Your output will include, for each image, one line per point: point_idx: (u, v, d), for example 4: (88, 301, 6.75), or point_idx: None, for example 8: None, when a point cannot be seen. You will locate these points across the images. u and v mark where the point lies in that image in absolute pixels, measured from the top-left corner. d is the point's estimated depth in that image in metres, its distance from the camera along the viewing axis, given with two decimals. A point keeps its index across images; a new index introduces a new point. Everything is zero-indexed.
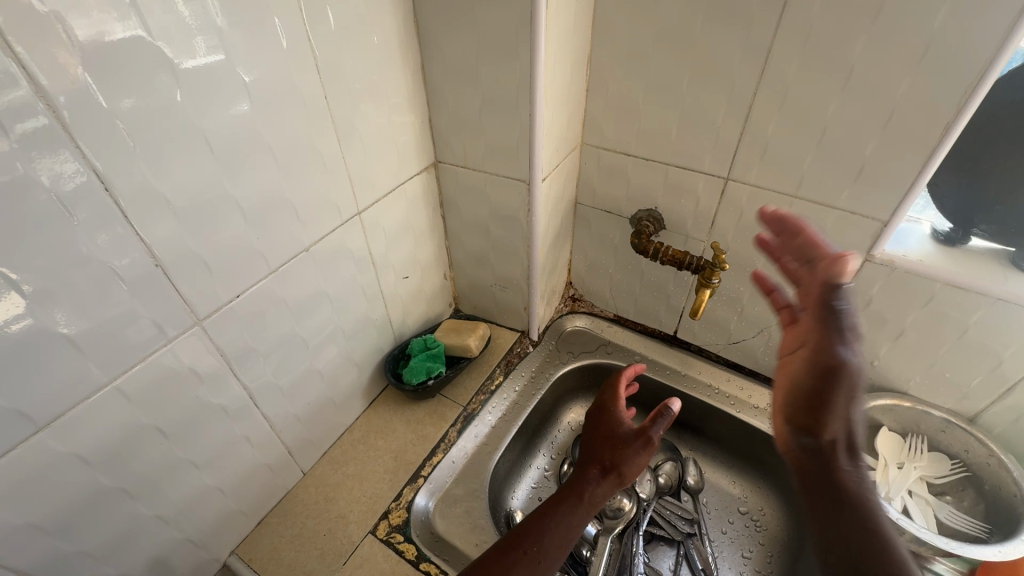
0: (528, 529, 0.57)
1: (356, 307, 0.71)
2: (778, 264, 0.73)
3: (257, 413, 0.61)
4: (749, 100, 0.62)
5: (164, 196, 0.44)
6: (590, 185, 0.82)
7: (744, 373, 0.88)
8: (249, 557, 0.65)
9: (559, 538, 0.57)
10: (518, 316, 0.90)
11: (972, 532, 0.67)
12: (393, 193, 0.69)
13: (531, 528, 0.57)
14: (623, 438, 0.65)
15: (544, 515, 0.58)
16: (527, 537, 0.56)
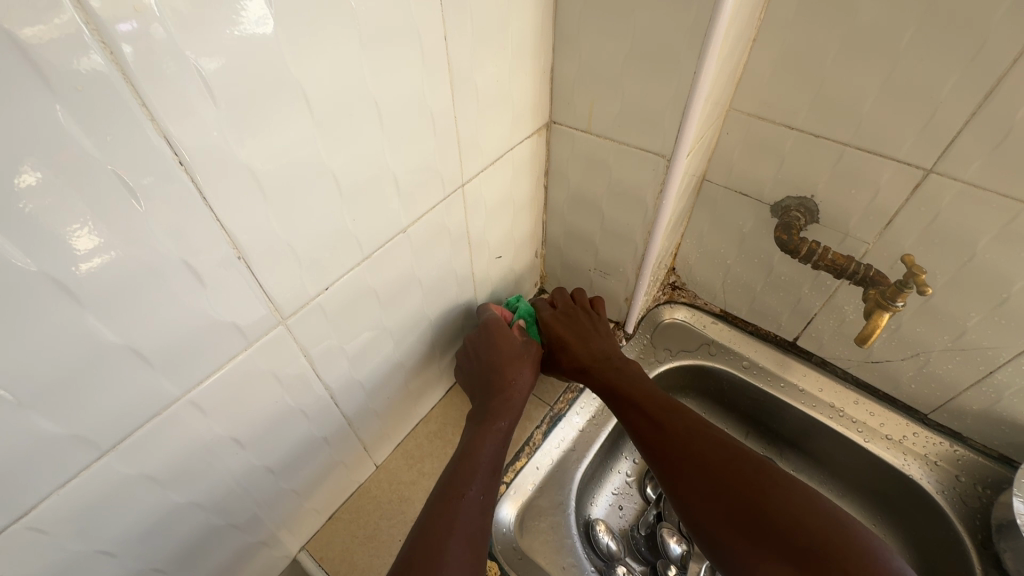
0: (457, 474, 0.51)
1: (445, 291, 0.61)
2: (970, 284, 0.58)
3: (337, 412, 0.53)
4: (1002, 71, 0.46)
5: (249, 168, 0.33)
6: (727, 162, 0.67)
7: (877, 397, 0.75)
8: (320, 556, 0.60)
9: (487, 480, 0.52)
10: (615, 305, 0.79)
11: None
12: (499, 160, 0.57)
13: (460, 476, 0.50)
14: (519, 360, 0.62)
15: (468, 463, 0.52)
16: (457, 485, 0.49)
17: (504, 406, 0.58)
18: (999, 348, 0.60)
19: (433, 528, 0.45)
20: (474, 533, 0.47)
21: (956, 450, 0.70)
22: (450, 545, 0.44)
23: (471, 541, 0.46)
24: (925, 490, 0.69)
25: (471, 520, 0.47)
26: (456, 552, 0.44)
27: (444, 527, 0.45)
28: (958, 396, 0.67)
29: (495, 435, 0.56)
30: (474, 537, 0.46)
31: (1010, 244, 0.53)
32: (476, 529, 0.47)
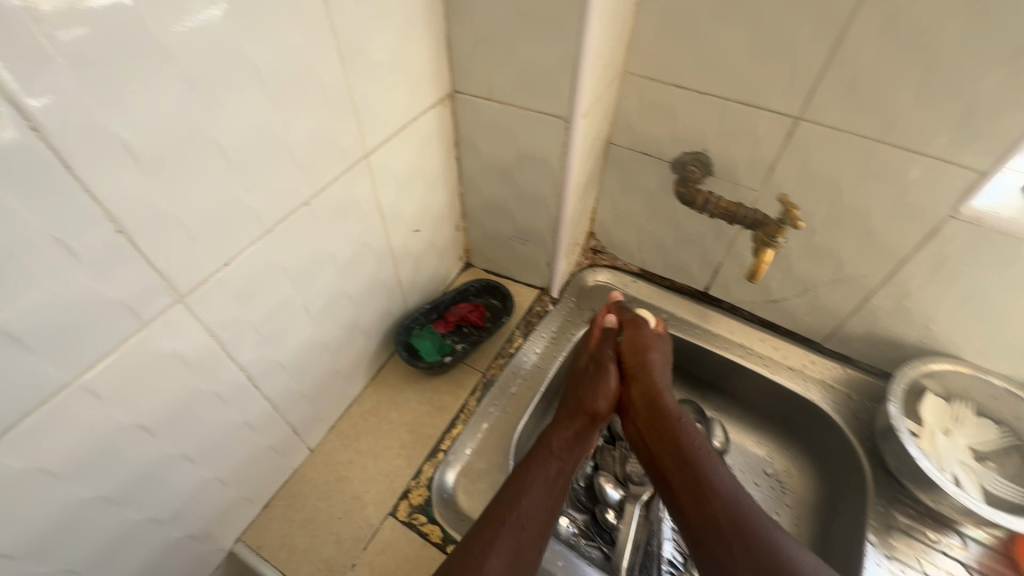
0: (513, 494, 0.58)
1: (363, 267, 0.61)
2: (841, 219, 0.65)
3: (258, 395, 0.53)
4: (844, 23, 0.51)
5: (119, 138, 0.32)
6: (627, 123, 0.71)
7: (779, 333, 0.83)
8: (257, 545, 0.59)
9: (544, 504, 0.58)
10: (538, 271, 0.82)
11: (1017, 500, 0.64)
12: (403, 131, 0.57)
13: (510, 499, 0.57)
14: (592, 390, 0.70)
15: (521, 490, 0.58)
16: (517, 512, 0.56)
17: (569, 455, 0.64)
18: (870, 275, 0.68)
19: (469, 554, 0.52)
20: (519, 554, 0.54)
21: (847, 372, 0.78)
22: (490, 559, 0.52)
23: (512, 554, 0.53)
24: (823, 410, 0.76)
25: (515, 546, 0.54)
26: (493, 567, 0.51)
27: (486, 547, 0.52)
28: (844, 323, 0.75)
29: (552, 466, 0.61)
30: (520, 553, 0.54)
31: (868, 179, 0.60)
32: (527, 542, 0.55)
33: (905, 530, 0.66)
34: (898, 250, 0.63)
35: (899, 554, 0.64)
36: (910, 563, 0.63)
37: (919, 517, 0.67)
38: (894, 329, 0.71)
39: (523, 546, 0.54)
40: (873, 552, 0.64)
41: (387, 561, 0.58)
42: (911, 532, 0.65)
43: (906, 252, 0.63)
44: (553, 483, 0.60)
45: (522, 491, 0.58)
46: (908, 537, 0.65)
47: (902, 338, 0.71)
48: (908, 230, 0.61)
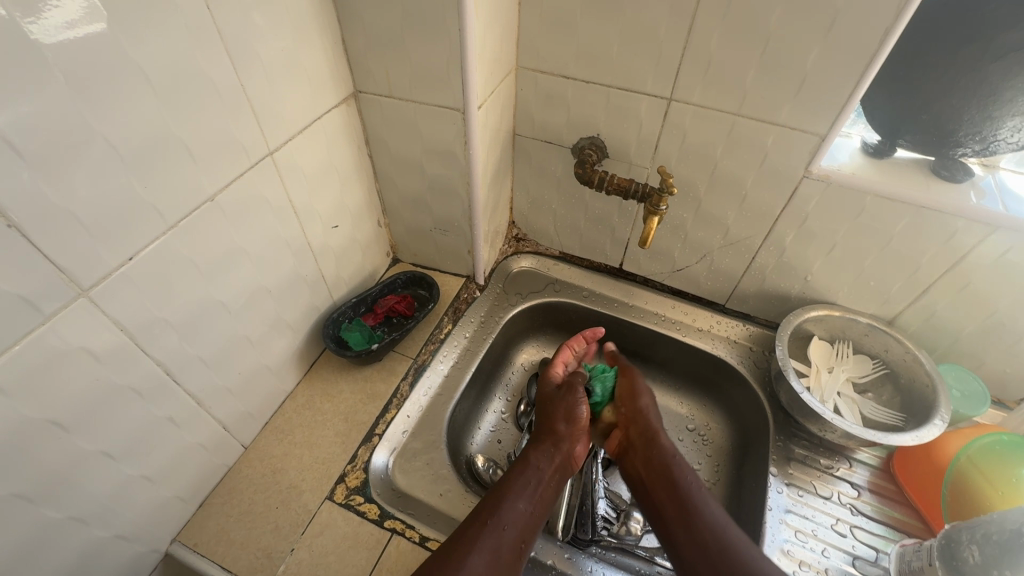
0: (499, 499, 0.58)
1: (281, 262, 0.64)
2: (720, 188, 0.73)
3: (180, 391, 0.54)
4: (692, 11, 0.59)
5: (2, 134, 0.34)
6: (527, 114, 0.77)
7: (688, 300, 0.90)
8: (193, 542, 0.60)
9: (524, 520, 0.57)
10: (462, 260, 0.86)
11: (891, 421, 0.74)
12: (307, 130, 0.61)
13: (494, 506, 0.57)
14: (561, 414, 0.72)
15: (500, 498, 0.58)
16: (498, 513, 0.56)
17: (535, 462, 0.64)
18: (752, 236, 0.76)
19: (447, 559, 0.50)
20: (499, 556, 0.53)
21: (748, 328, 0.87)
22: (469, 557, 0.51)
23: (493, 556, 0.52)
24: (729, 364, 0.84)
25: (496, 543, 0.53)
26: (473, 564, 0.51)
27: (468, 547, 0.52)
28: (739, 283, 0.83)
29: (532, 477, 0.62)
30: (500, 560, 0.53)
31: (734, 149, 0.68)
32: (505, 547, 0.54)
33: (801, 459, 0.73)
34: (770, 210, 0.72)
35: (797, 481, 0.71)
36: (807, 487, 0.71)
37: (812, 447, 0.75)
38: (779, 283, 0.80)
39: (504, 556, 0.53)
40: (775, 481, 0.71)
41: (325, 542, 0.61)
42: (806, 461, 0.73)
43: (777, 212, 0.71)
44: (538, 494, 0.61)
45: (503, 498, 0.58)
46: (804, 465, 0.73)
47: (788, 292, 0.80)
48: (774, 191, 0.69)
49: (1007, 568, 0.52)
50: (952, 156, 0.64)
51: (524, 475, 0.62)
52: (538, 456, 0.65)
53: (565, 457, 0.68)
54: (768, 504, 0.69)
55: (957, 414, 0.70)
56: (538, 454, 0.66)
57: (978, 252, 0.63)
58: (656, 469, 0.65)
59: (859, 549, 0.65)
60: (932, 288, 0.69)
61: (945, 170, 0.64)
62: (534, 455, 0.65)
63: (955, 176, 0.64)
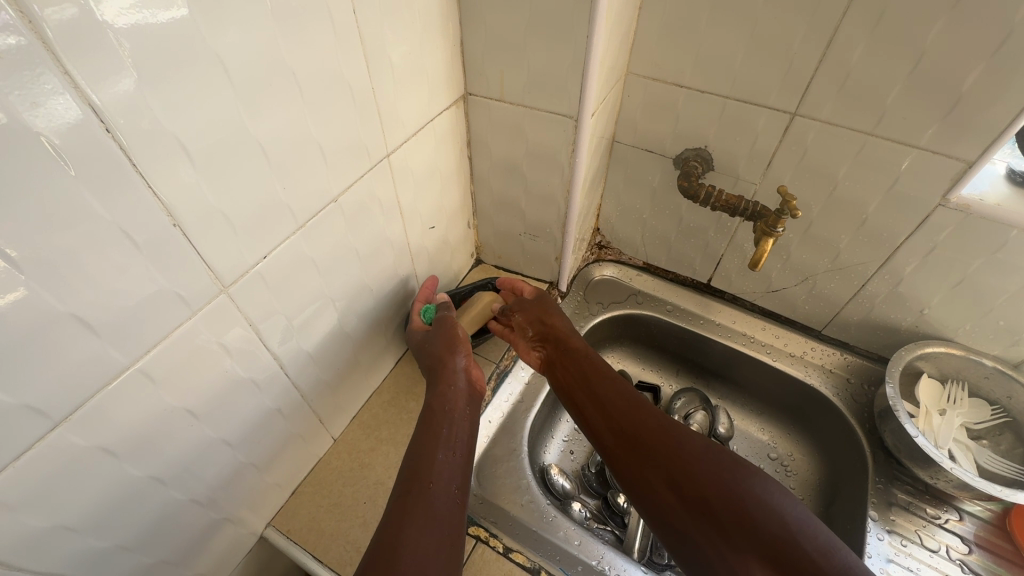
0: (427, 459, 0.51)
1: (382, 261, 0.64)
2: (837, 210, 0.68)
3: (287, 383, 0.55)
4: (835, 22, 0.55)
5: (176, 137, 0.35)
6: (631, 122, 0.75)
7: (780, 322, 0.86)
8: (286, 529, 0.62)
9: (453, 467, 0.52)
10: (547, 266, 0.85)
11: (1010, 475, 0.68)
12: (421, 131, 0.60)
13: (411, 473, 0.50)
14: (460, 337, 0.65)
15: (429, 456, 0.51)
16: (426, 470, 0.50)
17: (450, 392, 0.59)
18: (866, 263, 0.71)
19: (388, 529, 0.45)
20: (443, 523, 0.46)
21: (845, 357, 0.82)
22: (405, 529, 0.45)
23: (430, 521, 0.46)
24: (823, 394, 0.79)
25: (438, 513, 0.47)
26: (410, 533, 0.44)
27: (402, 513, 0.46)
28: (842, 310, 0.78)
29: (450, 427, 0.55)
30: (439, 522, 0.46)
31: (859, 171, 0.63)
32: (443, 512, 0.48)
33: (904, 505, 0.69)
34: (892, 237, 0.67)
35: (900, 529, 0.67)
36: (911, 536, 0.66)
37: (917, 493, 0.70)
38: (889, 314, 0.74)
39: (445, 521, 0.47)
40: (875, 527, 0.67)
41: None
42: (910, 508, 0.68)
43: (899, 240, 0.66)
44: (460, 443, 0.55)
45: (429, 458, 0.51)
46: (907, 512, 0.68)
47: (898, 324, 0.75)
48: (901, 218, 0.64)
49: None
50: None
51: (446, 429, 0.55)
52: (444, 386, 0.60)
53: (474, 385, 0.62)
54: (868, 551, 0.65)
55: None
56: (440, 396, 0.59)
57: None
58: (572, 374, 0.65)
59: None
60: None
61: None
62: (445, 400, 0.58)
63: None
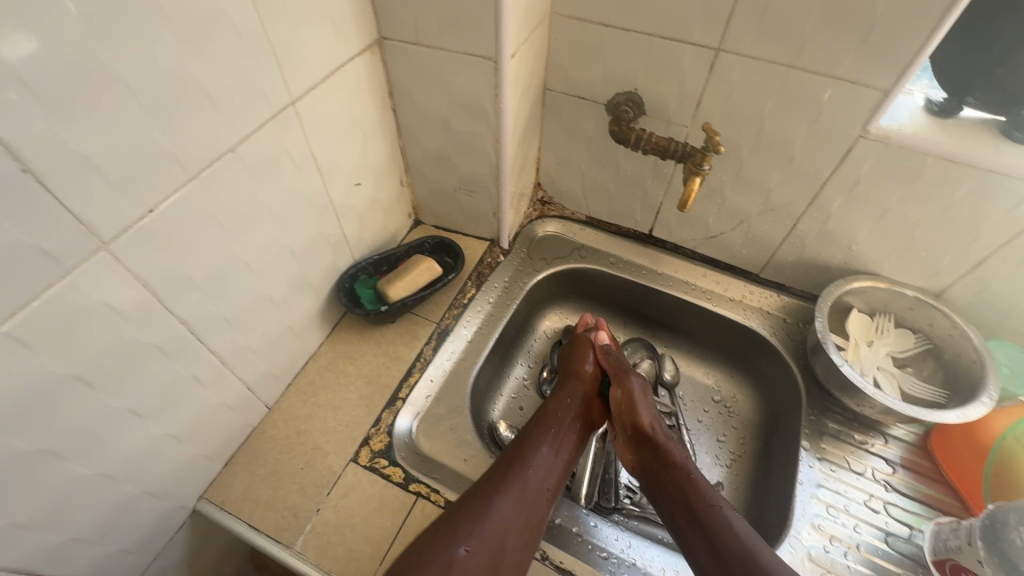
0: (519, 465, 0.60)
1: (304, 220, 0.61)
2: (765, 149, 0.68)
3: (204, 350, 0.53)
4: None
5: (12, 70, 0.31)
6: (561, 67, 0.72)
7: (720, 268, 0.87)
8: (220, 500, 0.60)
9: (539, 474, 0.61)
10: (486, 222, 0.83)
11: (932, 398, 0.70)
12: (331, 78, 0.57)
13: (520, 453, 0.61)
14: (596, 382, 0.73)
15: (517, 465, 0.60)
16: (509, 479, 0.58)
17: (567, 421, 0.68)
18: (796, 201, 0.72)
19: (474, 504, 0.55)
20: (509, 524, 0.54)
21: (782, 299, 0.83)
22: (498, 499, 0.55)
23: (505, 517, 0.55)
24: (761, 335, 0.81)
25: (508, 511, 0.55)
26: (501, 505, 0.55)
27: (496, 489, 0.56)
28: (777, 252, 0.79)
29: (554, 429, 0.66)
30: (527, 498, 0.57)
31: (784, 107, 0.63)
32: (532, 486, 0.58)
33: (834, 434, 0.71)
34: (818, 174, 0.67)
35: (830, 456, 0.69)
36: (839, 462, 0.69)
37: (847, 422, 0.72)
38: (820, 253, 0.76)
39: (530, 499, 0.57)
40: (807, 456, 0.70)
41: (351, 503, 0.60)
42: (840, 436, 0.71)
43: (825, 176, 0.67)
44: (562, 449, 0.65)
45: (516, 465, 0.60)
46: (836, 440, 0.71)
47: (829, 261, 0.76)
48: (825, 153, 0.65)
49: None
50: None
51: (547, 433, 0.65)
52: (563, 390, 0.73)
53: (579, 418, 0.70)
54: (799, 478, 0.68)
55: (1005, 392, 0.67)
56: (556, 403, 0.70)
57: None
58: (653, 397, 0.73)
59: (893, 525, 0.64)
60: (988, 260, 0.65)
61: (1017, 131, 0.59)
62: (559, 408, 0.69)
63: None
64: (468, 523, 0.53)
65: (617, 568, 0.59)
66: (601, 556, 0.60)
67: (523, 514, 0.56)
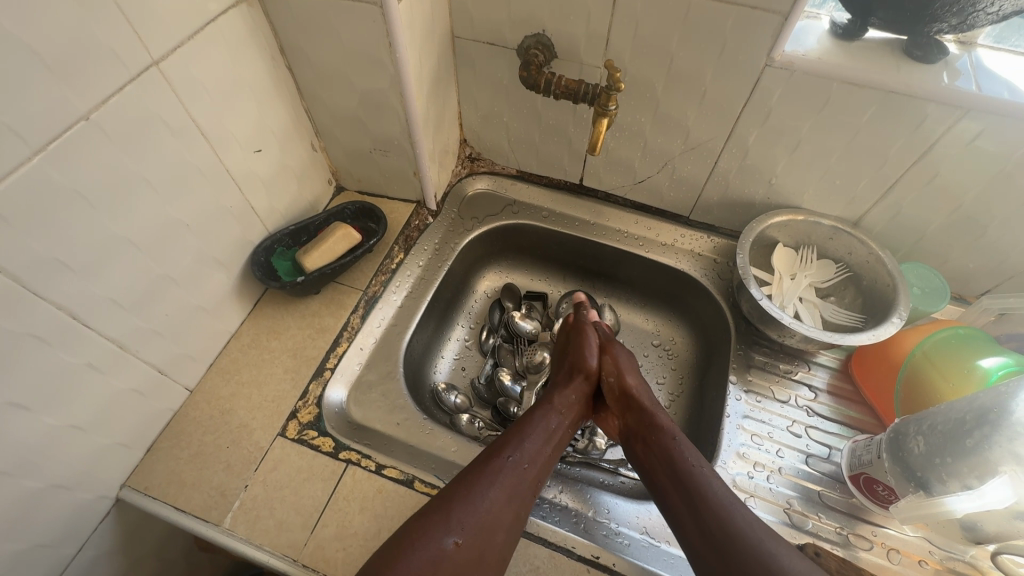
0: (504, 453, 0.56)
1: (198, 193, 0.58)
2: (677, 85, 0.66)
3: (95, 335, 0.50)
4: None
5: None
6: (464, 11, 0.69)
7: (652, 214, 0.86)
8: (144, 487, 0.59)
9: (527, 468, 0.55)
10: (409, 183, 0.81)
11: (851, 324, 0.73)
12: (201, 34, 0.53)
13: (504, 448, 0.56)
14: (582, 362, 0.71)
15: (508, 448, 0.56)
16: (503, 464, 0.54)
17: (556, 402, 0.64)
18: (713, 139, 0.71)
19: (459, 494, 0.51)
20: (498, 515, 0.51)
21: (712, 240, 0.84)
22: (487, 490, 0.51)
23: (494, 509, 0.51)
24: (693, 277, 0.82)
25: (499, 499, 0.51)
26: (492, 496, 0.51)
27: (485, 479, 0.52)
28: (703, 192, 0.79)
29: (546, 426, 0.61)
30: (516, 489, 0.53)
31: (690, 39, 0.61)
32: (517, 487, 0.53)
33: (761, 366, 0.73)
34: (731, 107, 0.66)
35: (756, 388, 0.71)
36: (765, 393, 0.71)
37: (773, 354, 0.74)
38: (744, 190, 0.76)
39: (519, 491, 0.53)
40: (734, 389, 0.71)
41: (280, 476, 0.60)
42: (766, 367, 0.73)
43: (737, 110, 0.66)
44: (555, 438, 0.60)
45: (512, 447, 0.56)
46: (763, 372, 0.73)
47: (752, 198, 0.76)
48: (735, 85, 0.64)
49: (949, 455, 0.51)
50: (926, 34, 0.58)
51: (541, 424, 0.60)
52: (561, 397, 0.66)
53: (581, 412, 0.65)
54: (726, 412, 0.70)
55: (917, 311, 0.69)
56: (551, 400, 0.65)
57: (946, 140, 0.59)
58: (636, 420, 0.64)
59: (813, 447, 0.66)
60: (898, 184, 0.65)
61: (918, 50, 0.58)
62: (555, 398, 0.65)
63: (928, 56, 0.58)
64: (440, 528, 0.48)
65: (548, 512, 0.60)
66: (533, 502, 0.61)
67: (512, 508, 0.52)
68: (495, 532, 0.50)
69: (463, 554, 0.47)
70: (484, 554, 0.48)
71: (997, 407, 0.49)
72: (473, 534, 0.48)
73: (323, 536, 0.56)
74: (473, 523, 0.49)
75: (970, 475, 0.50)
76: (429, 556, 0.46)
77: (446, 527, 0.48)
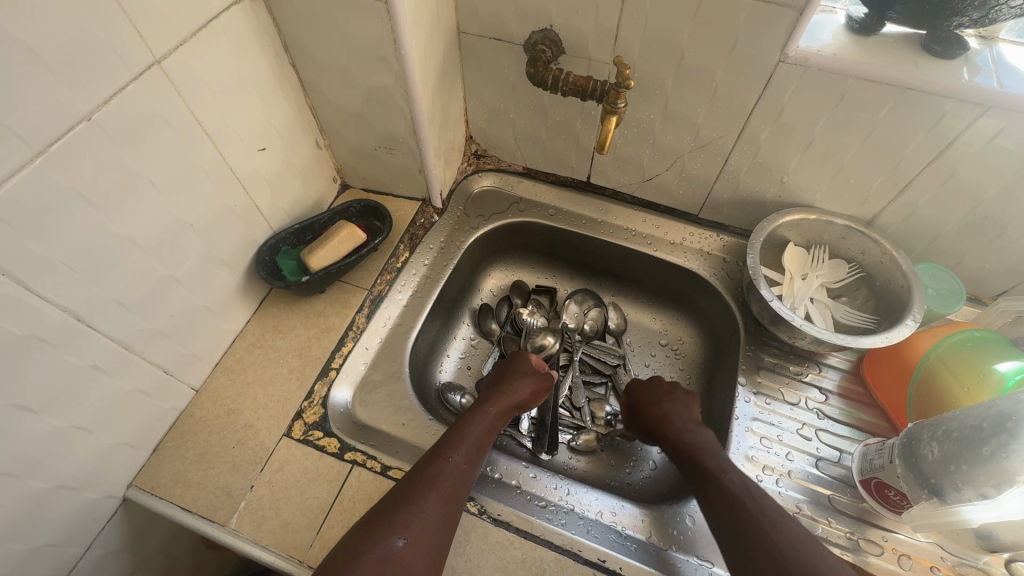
0: (439, 457, 0.54)
1: (202, 192, 0.57)
2: (688, 81, 0.65)
3: (99, 336, 0.50)
4: None
5: None
6: (470, 7, 0.67)
7: (660, 212, 0.85)
8: (150, 486, 0.59)
9: (465, 473, 0.54)
10: (414, 181, 0.80)
11: (863, 325, 0.72)
12: (202, 31, 0.52)
13: (440, 453, 0.54)
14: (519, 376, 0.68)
15: (441, 452, 0.54)
16: (439, 469, 0.52)
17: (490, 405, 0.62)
18: (724, 136, 0.69)
19: (401, 501, 0.49)
20: (433, 521, 0.48)
21: (722, 238, 0.82)
22: (426, 494, 0.50)
23: (431, 514, 0.49)
24: (702, 277, 0.80)
25: (434, 506, 0.49)
26: (430, 501, 0.50)
27: (423, 484, 0.51)
28: (713, 190, 0.78)
29: (483, 428, 0.59)
30: (451, 490, 0.51)
31: (701, 34, 0.60)
32: (453, 491, 0.52)
33: (770, 367, 0.72)
34: (743, 104, 0.65)
35: (765, 390, 0.71)
36: (774, 394, 0.70)
37: (783, 355, 0.73)
38: (754, 188, 0.74)
39: (454, 492, 0.52)
40: (743, 391, 0.71)
41: (285, 477, 0.60)
42: (775, 369, 0.72)
43: (749, 107, 0.65)
44: (485, 438, 0.58)
45: (444, 452, 0.54)
46: (772, 373, 0.72)
47: (763, 196, 0.75)
48: (746, 81, 0.62)
49: (964, 462, 0.50)
50: (946, 28, 0.57)
51: (471, 424, 0.58)
52: (496, 396, 0.64)
53: (507, 409, 0.63)
54: (735, 414, 0.69)
55: (932, 312, 0.68)
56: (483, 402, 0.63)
57: (966, 137, 0.57)
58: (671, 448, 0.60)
59: (823, 451, 0.65)
60: (914, 182, 0.64)
61: (937, 46, 0.57)
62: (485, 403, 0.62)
63: (948, 52, 0.56)
64: (382, 538, 0.46)
65: (555, 514, 0.60)
66: (539, 505, 0.61)
67: (449, 511, 0.50)
68: (432, 535, 0.48)
69: (407, 557, 0.45)
70: (430, 557, 0.47)
71: (1015, 415, 0.48)
72: (417, 536, 0.47)
73: (329, 537, 0.56)
74: (410, 531, 0.47)
75: (987, 483, 0.49)
76: (376, 560, 0.44)
77: (391, 530, 0.46)
